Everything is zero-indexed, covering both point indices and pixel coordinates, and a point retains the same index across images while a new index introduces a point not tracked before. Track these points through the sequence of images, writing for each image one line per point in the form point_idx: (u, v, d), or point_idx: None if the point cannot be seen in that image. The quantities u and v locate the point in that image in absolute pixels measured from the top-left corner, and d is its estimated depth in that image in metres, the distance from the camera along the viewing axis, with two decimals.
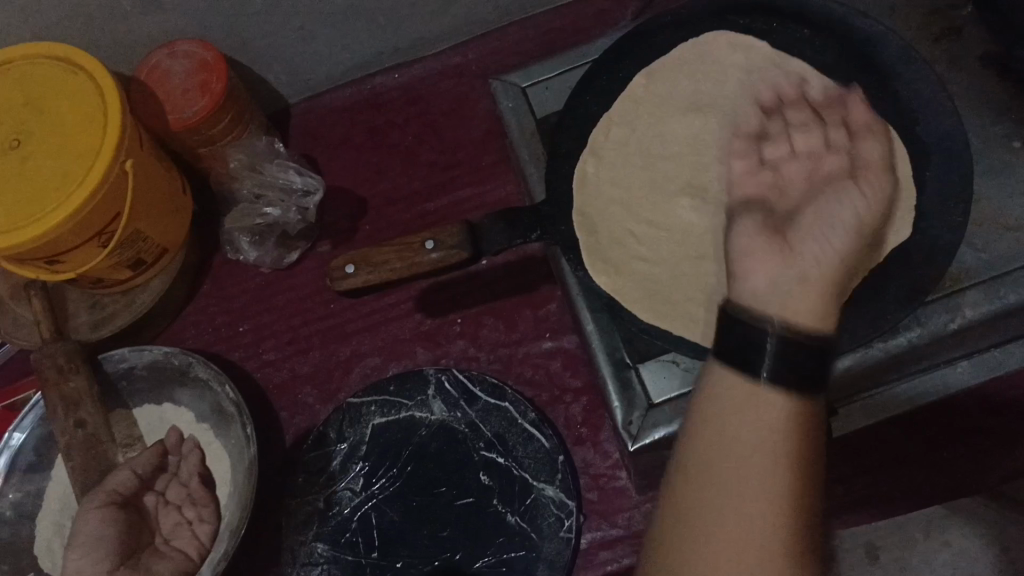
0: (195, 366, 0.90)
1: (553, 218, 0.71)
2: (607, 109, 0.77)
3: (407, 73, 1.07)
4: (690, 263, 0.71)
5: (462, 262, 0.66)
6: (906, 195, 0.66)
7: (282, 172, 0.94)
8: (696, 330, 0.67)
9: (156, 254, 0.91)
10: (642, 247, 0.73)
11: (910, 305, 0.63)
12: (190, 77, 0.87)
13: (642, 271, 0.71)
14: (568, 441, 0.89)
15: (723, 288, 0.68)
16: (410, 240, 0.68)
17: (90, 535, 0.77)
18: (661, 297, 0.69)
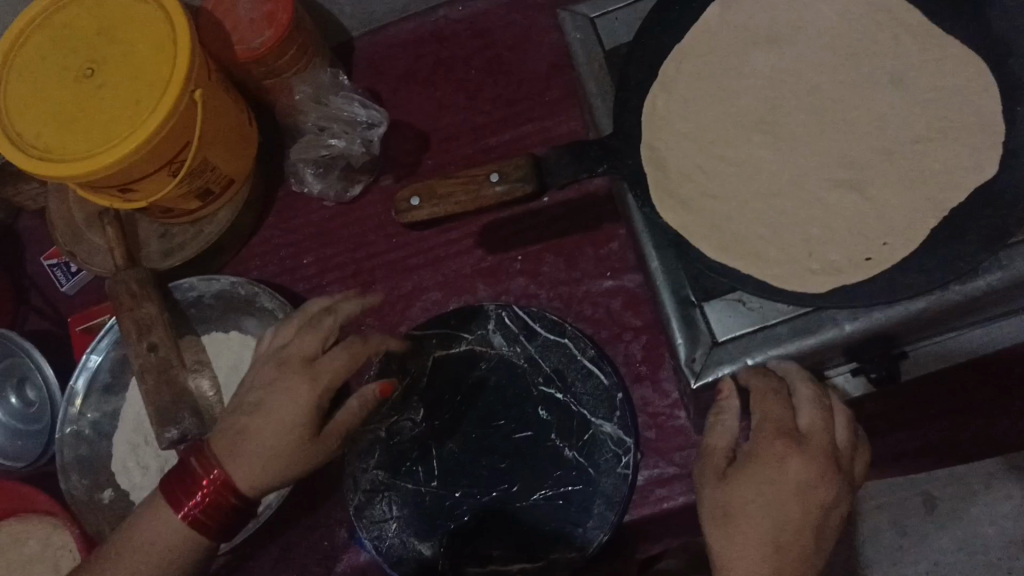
0: (260, 296, 0.93)
1: (621, 152, 0.70)
2: (679, 40, 0.74)
3: (472, 6, 1.05)
4: (759, 201, 0.69)
5: (528, 196, 0.66)
6: (993, 133, 0.64)
7: (346, 104, 0.94)
8: (765, 268, 0.66)
9: (223, 184, 0.92)
10: (711, 183, 0.71)
11: (994, 247, 0.60)
12: (257, 8, 0.87)
13: (711, 208, 0.70)
14: (627, 379, 0.90)
15: (792, 227, 0.67)
16: (476, 173, 0.67)
17: (254, 402, 0.64)
18: (728, 234, 0.68)
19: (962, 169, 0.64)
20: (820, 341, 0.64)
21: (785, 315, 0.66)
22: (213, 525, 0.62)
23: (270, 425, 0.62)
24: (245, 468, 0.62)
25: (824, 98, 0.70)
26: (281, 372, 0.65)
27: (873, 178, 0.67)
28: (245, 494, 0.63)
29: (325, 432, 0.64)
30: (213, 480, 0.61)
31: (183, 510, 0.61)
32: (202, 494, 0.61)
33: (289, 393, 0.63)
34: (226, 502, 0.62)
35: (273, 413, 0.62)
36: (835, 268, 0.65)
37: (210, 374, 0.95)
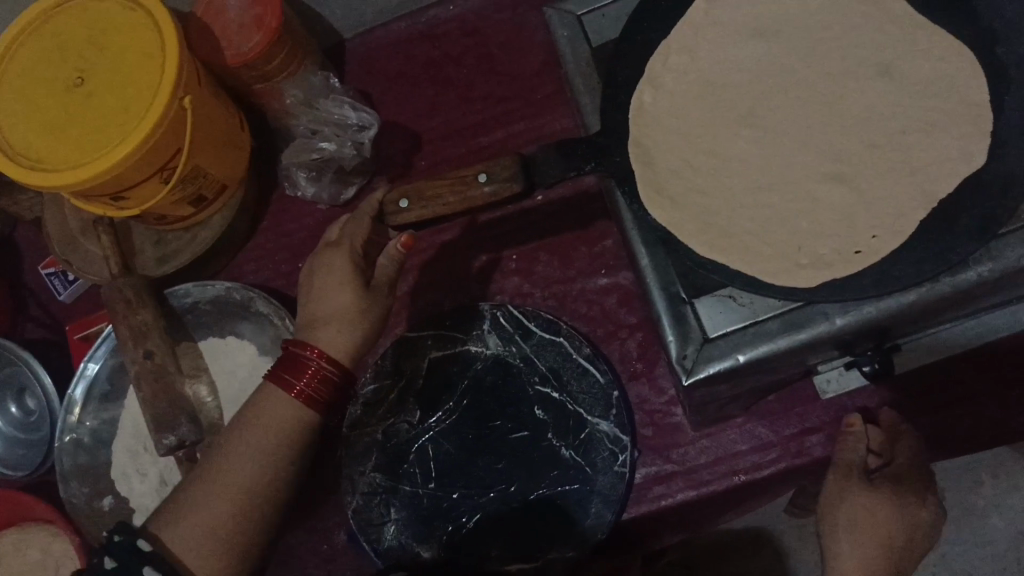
0: (256, 300, 0.93)
1: (609, 150, 0.70)
2: (665, 35, 0.74)
3: (461, 4, 1.04)
4: (748, 195, 0.69)
5: (515, 196, 0.66)
6: (982, 123, 0.63)
7: (336, 106, 0.93)
8: (755, 264, 0.65)
9: (217, 189, 0.92)
10: (699, 179, 0.71)
11: (985, 237, 0.60)
12: (245, 12, 0.87)
13: (699, 204, 0.69)
14: (623, 376, 0.89)
15: (783, 222, 0.67)
16: (464, 173, 0.67)
17: (311, 293, 0.76)
18: (718, 230, 0.68)
19: (949, 158, 0.64)
20: (811, 336, 0.64)
21: (776, 310, 0.65)
22: (323, 397, 0.75)
23: (327, 299, 0.75)
24: (330, 340, 0.74)
25: (811, 91, 0.70)
26: (316, 264, 0.76)
27: (861, 171, 0.66)
28: (340, 364, 0.75)
29: (375, 284, 0.75)
30: (315, 356, 0.74)
31: (293, 390, 0.74)
32: (310, 374, 0.74)
33: (328, 271, 0.74)
34: (328, 372, 0.74)
35: (327, 293, 0.74)
36: (824, 261, 0.64)
37: (208, 381, 0.96)
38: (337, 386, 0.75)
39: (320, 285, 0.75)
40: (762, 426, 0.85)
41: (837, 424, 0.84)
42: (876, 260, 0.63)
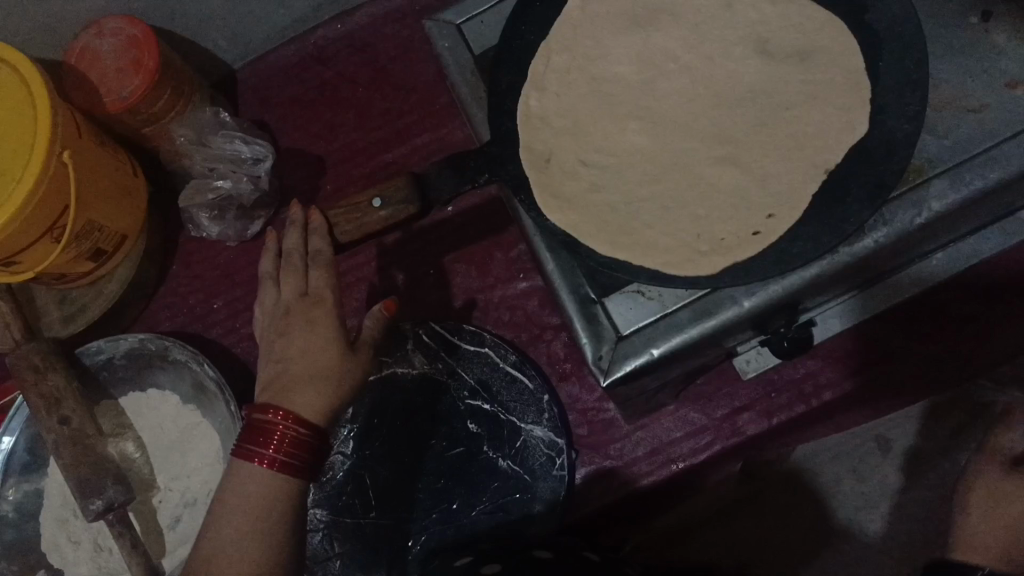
0: (171, 349, 0.88)
1: (502, 158, 0.69)
2: (545, 37, 0.73)
3: (349, 22, 1.02)
4: (642, 187, 0.69)
5: (413, 216, 0.63)
6: (860, 89, 0.64)
7: (227, 143, 0.91)
8: (659, 257, 0.65)
9: (115, 242, 0.89)
10: (595, 177, 0.70)
11: (876, 204, 0.60)
12: (121, 55, 0.83)
13: (598, 202, 0.69)
14: (553, 378, 0.89)
15: (678, 212, 0.67)
16: (359, 198, 0.64)
17: (278, 351, 0.64)
18: (619, 227, 0.67)
19: (835, 131, 0.64)
20: (721, 322, 0.64)
21: (684, 300, 0.65)
22: (301, 464, 0.60)
23: (306, 351, 0.63)
24: (313, 398, 0.62)
25: (692, 76, 0.70)
26: (284, 317, 0.65)
27: (749, 151, 0.67)
28: (317, 426, 0.62)
29: (359, 342, 0.66)
30: (281, 416, 0.60)
31: (261, 458, 0.59)
32: (279, 437, 0.60)
33: (301, 324, 0.64)
34: (301, 435, 0.60)
35: (305, 349, 0.63)
36: (724, 243, 0.64)
37: (134, 436, 0.93)
38: (309, 447, 0.61)
39: (297, 339, 0.64)
40: (694, 411, 0.86)
41: (766, 400, 0.85)
42: (765, 240, 0.63)
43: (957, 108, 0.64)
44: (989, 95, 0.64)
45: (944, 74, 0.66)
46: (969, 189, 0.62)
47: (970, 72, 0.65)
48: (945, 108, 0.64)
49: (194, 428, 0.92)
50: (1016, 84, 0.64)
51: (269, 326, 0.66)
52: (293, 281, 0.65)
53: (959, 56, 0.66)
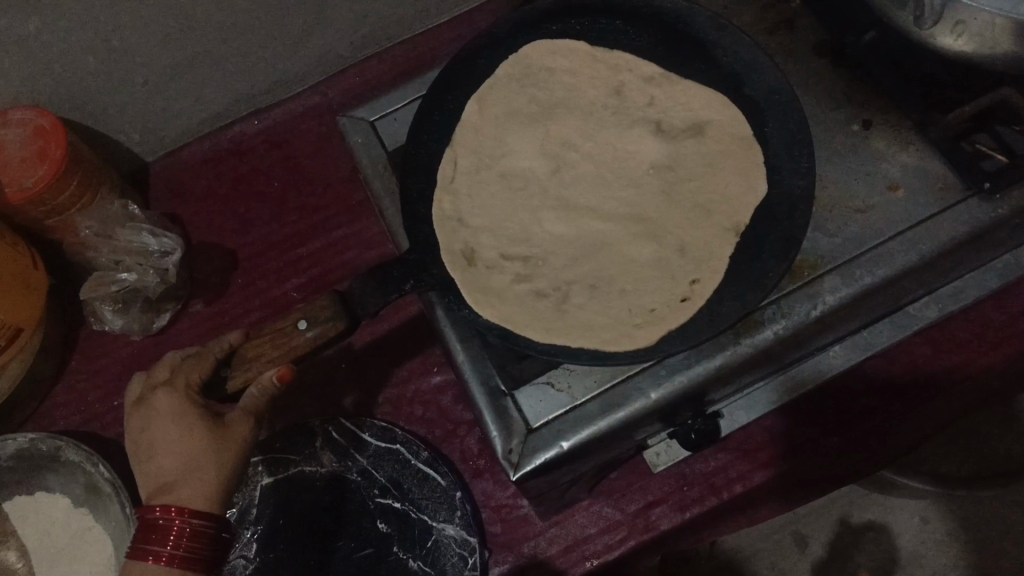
0: (64, 449, 0.83)
1: (424, 263, 0.69)
2: (447, 146, 0.76)
3: (266, 118, 1.04)
4: (566, 268, 0.72)
5: (340, 335, 0.62)
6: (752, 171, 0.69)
7: (135, 235, 0.88)
8: (591, 337, 0.67)
9: (9, 335, 0.83)
10: (520, 267, 0.72)
11: (787, 255, 0.65)
12: (27, 145, 0.81)
13: (527, 292, 0.71)
14: (466, 474, 0.87)
15: (608, 287, 0.70)
16: (281, 324, 0.62)
17: (164, 448, 0.63)
18: (549, 314, 0.69)
19: (725, 228, 0.69)
20: (629, 413, 0.64)
21: (592, 393, 0.65)
22: (202, 556, 0.58)
23: (172, 447, 0.63)
24: (186, 492, 0.61)
25: (596, 177, 0.74)
26: (148, 411, 0.65)
27: (666, 224, 0.71)
28: (211, 516, 0.60)
29: (232, 418, 0.64)
30: (175, 512, 0.58)
31: (157, 556, 0.56)
32: (176, 533, 0.57)
33: (191, 425, 0.63)
34: (199, 526, 0.59)
35: (191, 451, 0.62)
36: (654, 312, 0.68)
37: (17, 545, 0.87)
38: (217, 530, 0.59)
39: (158, 435, 0.63)
40: (608, 506, 0.85)
41: (678, 494, 0.84)
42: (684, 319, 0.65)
43: (846, 208, 0.69)
44: (874, 197, 0.69)
45: (833, 174, 0.70)
46: (859, 284, 0.66)
47: (855, 172, 0.70)
48: (834, 207, 0.69)
49: (86, 535, 0.86)
50: (898, 187, 0.69)
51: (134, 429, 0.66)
52: (188, 373, 0.64)
53: (844, 158, 0.71)
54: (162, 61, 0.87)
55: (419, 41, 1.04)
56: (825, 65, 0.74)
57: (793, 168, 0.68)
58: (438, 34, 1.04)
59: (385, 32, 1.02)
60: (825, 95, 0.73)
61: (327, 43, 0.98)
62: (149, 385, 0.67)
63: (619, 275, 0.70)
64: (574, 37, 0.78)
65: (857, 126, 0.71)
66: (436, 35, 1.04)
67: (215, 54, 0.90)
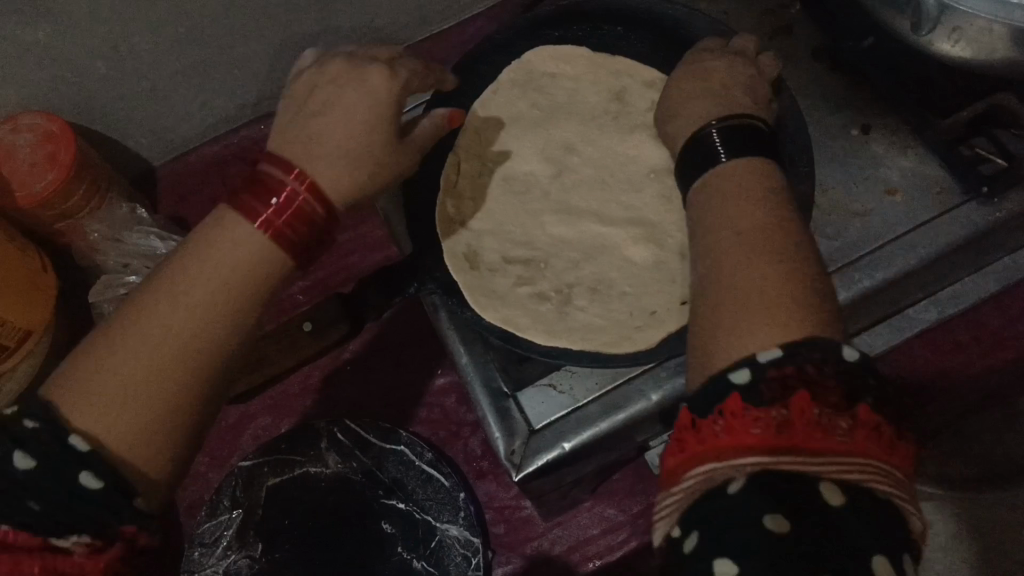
0: None
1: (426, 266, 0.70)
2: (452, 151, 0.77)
3: (273, 122, 1.05)
4: (568, 270, 0.72)
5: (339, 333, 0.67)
6: None
7: (143, 238, 0.92)
8: (595, 338, 0.68)
9: (19, 338, 0.84)
10: (522, 270, 0.73)
11: None
12: (36, 150, 0.82)
13: (529, 294, 0.71)
14: (469, 476, 0.88)
15: (610, 289, 0.71)
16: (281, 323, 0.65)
17: (316, 141, 0.60)
18: (552, 317, 0.70)
19: None
20: (629, 415, 0.66)
21: (595, 394, 0.67)
22: (297, 239, 0.56)
23: (340, 128, 0.60)
24: (314, 151, 0.59)
25: (599, 181, 0.75)
26: (312, 105, 0.62)
27: (667, 229, 0.72)
28: (326, 211, 0.59)
29: (409, 137, 0.66)
30: (298, 185, 0.57)
31: (268, 223, 0.55)
32: (287, 203, 0.56)
33: (339, 111, 0.61)
34: (308, 210, 0.57)
35: (344, 125, 0.61)
36: (655, 314, 0.68)
37: None
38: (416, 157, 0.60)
39: (327, 119, 0.60)
40: (610, 507, 0.86)
41: None
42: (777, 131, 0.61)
43: (844, 212, 0.70)
44: (872, 201, 0.70)
45: (832, 178, 0.71)
46: (857, 288, 0.67)
47: (854, 177, 0.71)
48: (833, 211, 0.70)
49: None
50: (896, 192, 0.70)
51: (294, 102, 0.64)
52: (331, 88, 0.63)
53: (845, 163, 0.72)
54: (170, 66, 0.88)
55: (423, 46, 1.05)
56: (826, 70, 0.75)
57: (793, 173, 0.68)
58: (443, 39, 1.05)
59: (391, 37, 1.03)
60: (825, 99, 0.74)
61: None
62: (299, 98, 0.63)
63: (621, 277, 0.71)
64: (576, 43, 0.79)
65: (856, 131, 0.72)
66: (441, 40, 1.05)
67: (222, 59, 0.92)
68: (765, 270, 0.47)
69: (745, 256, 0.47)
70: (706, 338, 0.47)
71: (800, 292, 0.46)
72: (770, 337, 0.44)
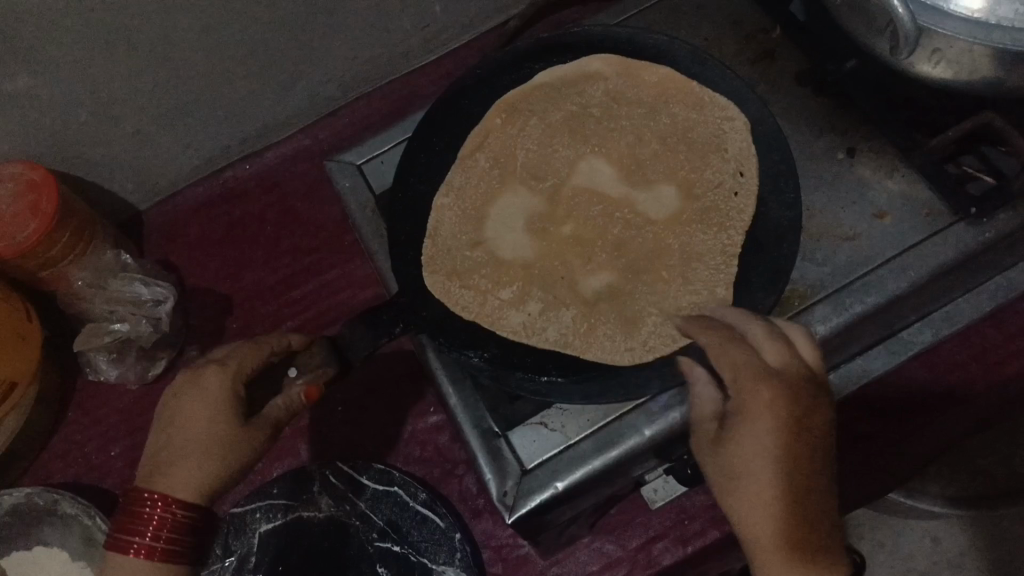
0: (61, 502, 0.83)
1: (413, 306, 0.69)
2: (437, 185, 0.76)
3: (258, 162, 1.04)
4: (561, 289, 0.72)
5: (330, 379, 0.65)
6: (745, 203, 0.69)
7: (127, 285, 0.89)
8: (588, 351, 0.67)
9: (4, 391, 0.82)
10: (513, 297, 0.72)
11: (776, 288, 0.64)
12: (18, 200, 0.81)
13: (520, 319, 0.71)
14: (466, 515, 0.87)
15: (601, 316, 0.70)
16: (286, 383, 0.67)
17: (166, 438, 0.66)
18: (542, 341, 0.69)
19: (720, 258, 0.68)
20: (623, 451, 0.65)
21: (587, 431, 0.66)
22: (181, 549, 0.62)
23: (187, 458, 0.64)
24: (173, 481, 0.63)
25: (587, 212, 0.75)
26: (152, 460, 0.65)
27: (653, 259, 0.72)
28: (195, 509, 0.64)
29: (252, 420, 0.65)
30: (158, 502, 0.62)
31: (136, 549, 0.60)
32: (154, 524, 0.61)
33: (197, 393, 0.65)
34: (180, 517, 0.62)
35: (190, 411, 0.65)
36: (648, 347, 0.67)
37: None
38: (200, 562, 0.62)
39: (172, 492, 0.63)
40: (609, 542, 0.84)
41: (680, 527, 0.83)
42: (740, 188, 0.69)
43: (833, 237, 0.69)
44: (861, 225, 0.69)
45: (819, 204, 0.71)
46: (850, 312, 0.66)
47: (842, 202, 0.70)
48: (821, 236, 0.69)
49: None
50: (884, 215, 0.69)
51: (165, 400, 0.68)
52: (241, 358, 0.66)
53: (834, 189, 0.71)
54: (151, 109, 0.88)
55: (407, 80, 1.05)
56: (809, 93, 0.74)
57: (781, 200, 0.68)
58: (426, 73, 1.05)
59: (375, 73, 1.03)
60: (809, 122, 0.74)
61: (316, 84, 0.98)
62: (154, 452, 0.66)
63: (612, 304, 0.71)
64: None
65: (842, 154, 0.72)
66: (424, 74, 1.05)
67: (205, 101, 0.91)
68: (781, 447, 0.56)
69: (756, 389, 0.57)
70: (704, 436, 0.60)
71: (802, 515, 0.55)
72: (772, 542, 0.54)
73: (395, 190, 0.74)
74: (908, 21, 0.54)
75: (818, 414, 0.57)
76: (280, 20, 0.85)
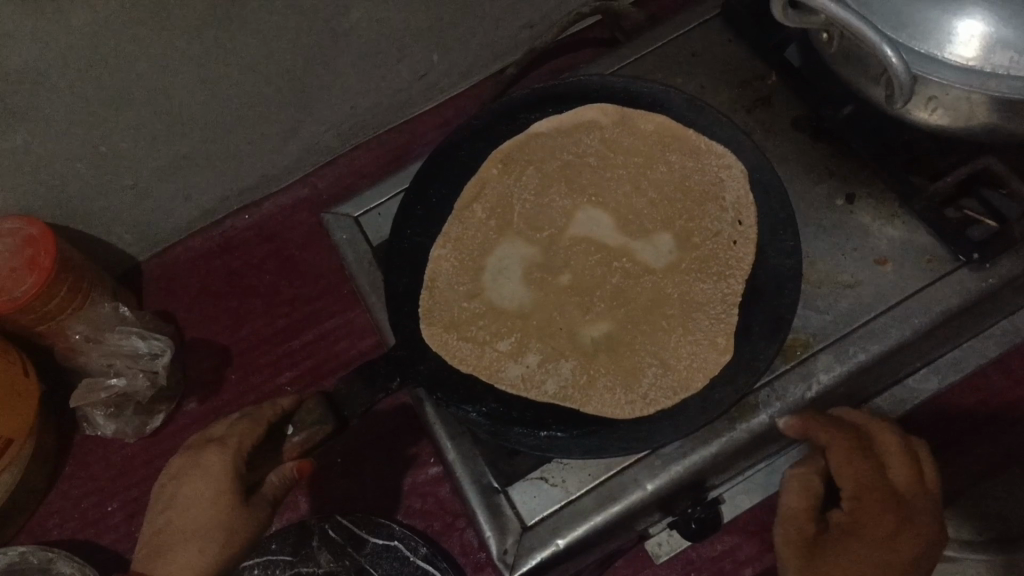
0: (57, 560, 0.82)
1: (410, 358, 0.68)
2: (434, 236, 0.75)
3: (258, 212, 1.05)
4: (561, 341, 0.72)
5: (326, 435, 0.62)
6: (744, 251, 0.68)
7: (125, 338, 0.88)
8: (588, 403, 0.67)
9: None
10: (512, 349, 0.71)
11: (778, 337, 0.63)
12: (16, 255, 0.80)
13: (519, 372, 0.70)
14: (468, 569, 0.85)
15: (601, 369, 0.69)
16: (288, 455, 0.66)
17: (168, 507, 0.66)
18: (540, 395, 0.68)
19: (721, 306, 0.68)
20: (626, 506, 0.64)
21: (588, 485, 0.65)
22: None
23: (189, 538, 0.63)
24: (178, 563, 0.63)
25: (585, 261, 0.75)
26: (156, 540, 0.65)
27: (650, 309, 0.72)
28: None
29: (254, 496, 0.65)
30: None
31: None
32: None
33: (199, 469, 0.65)
34: None
35: (192, 490, 0.64)
36: (649, 400, 0.66)
37: None
38: None
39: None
40: None
41: None
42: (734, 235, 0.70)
43: (835, 285, 0.68)
44: (862, 272, 0.68)
45: (819, 250, 0.70)
46: (853, 361, 0.65)
47: (842, 249, 0.70)
48: (823, 283, 0.69)
49: None
50: (885, 261, 0.68)
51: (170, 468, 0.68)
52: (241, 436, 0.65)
53: (833, 236, 0.70)
54: (151, 161, 0.88)
55: (405, 129, 1.06)
56: (806, 140, 0.74)
57: (779, 247, 0.67)
58: (424, 121, 1.06)
59: (373, 122, 1.03)
60: (807, 169, 0.73)
61: (314, 134, 0.99)
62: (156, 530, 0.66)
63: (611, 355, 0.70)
64: None
65: (841, 201, 0.71)
66: (422, 122, 1.06)
67: (205, 152, 0.91)
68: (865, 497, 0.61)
69: (886, 515, 0.60)
70: (803, 526, 0.62)
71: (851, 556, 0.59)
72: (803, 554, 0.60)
73: (391, 242, 0.74)
74: (903, 71, 0.53)
75: (915, 509, 0.62)
76: (277, 72, 0.86)
